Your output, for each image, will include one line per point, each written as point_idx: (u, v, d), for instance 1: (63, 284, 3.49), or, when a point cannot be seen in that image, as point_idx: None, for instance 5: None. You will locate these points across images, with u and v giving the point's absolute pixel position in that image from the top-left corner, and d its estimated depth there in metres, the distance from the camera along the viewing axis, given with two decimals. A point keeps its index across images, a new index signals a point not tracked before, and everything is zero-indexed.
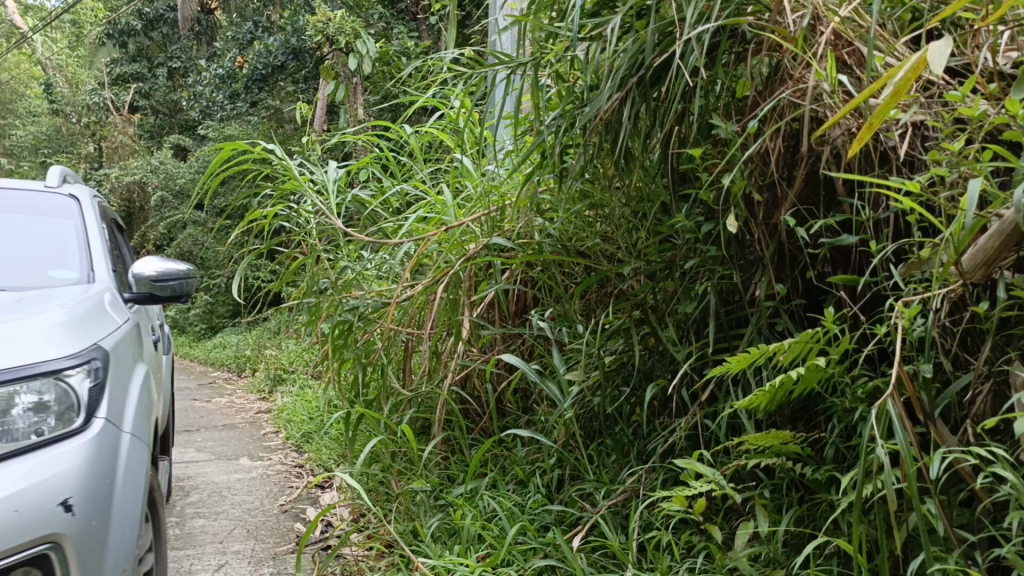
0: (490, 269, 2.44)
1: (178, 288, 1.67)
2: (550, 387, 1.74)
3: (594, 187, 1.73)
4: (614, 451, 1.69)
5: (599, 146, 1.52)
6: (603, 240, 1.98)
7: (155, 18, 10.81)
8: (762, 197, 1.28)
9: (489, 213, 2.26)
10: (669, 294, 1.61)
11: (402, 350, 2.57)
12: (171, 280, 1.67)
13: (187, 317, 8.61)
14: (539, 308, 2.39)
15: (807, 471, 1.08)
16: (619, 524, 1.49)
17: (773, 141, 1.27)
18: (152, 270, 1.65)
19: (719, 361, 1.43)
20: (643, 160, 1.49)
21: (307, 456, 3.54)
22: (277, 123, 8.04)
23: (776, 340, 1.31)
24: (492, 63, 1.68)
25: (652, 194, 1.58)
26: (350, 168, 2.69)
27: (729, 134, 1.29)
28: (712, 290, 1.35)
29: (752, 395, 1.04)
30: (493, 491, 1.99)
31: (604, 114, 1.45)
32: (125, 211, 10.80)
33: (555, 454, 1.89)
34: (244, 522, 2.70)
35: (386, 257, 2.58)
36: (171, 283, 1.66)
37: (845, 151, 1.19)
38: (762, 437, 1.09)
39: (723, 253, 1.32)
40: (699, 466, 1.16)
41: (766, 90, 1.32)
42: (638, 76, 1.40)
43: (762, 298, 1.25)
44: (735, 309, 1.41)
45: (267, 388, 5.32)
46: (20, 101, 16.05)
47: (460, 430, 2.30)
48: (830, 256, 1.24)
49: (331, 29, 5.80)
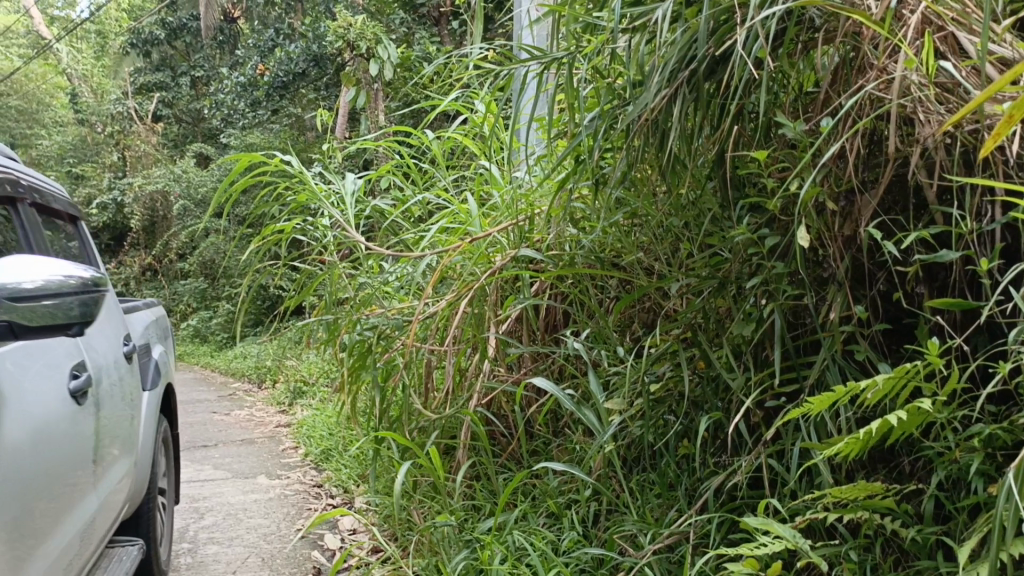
0: (518, 283, 2.28)
1: (56, 310, 1.14)
2: (587, 414, 1.58)
3: (634, 195, 1.59)
4: (659, 487, 1.53)
5: (644, 149, 1.37)
6: (644, 253, 1.82)
7: (179, 28, 10.93)
8: (838, 206, 1.14)
9: (517, 222, 2.11)
10: (722, 314, 1.45)
11: (423, 367, 2.43)
12: (49, 299, 1.12)
13: (209, 326, 8.56)
14: (571, 324, 2.23)
15: (903, 532, 0.95)
16: (667, 572, 1.34)
17: (851, 141, 1.12)
18: (30, 282, 1.08)
19: (784, 393, 1.28)
20: (694, 163, 1.35)
21: (326, 474, 3.40)
22: (299, 131, 7.97)
23: (852, 369, 1.15)
24: (523, 59, 1.52)
25: (701, 202, 1.43)
26: (369, 176, 2.56)
27: (796, 134, 1.14)
28: (778, 314, 1.20)
29: (842, 444, 0.89)
30: (523, 525, 1.83)
31: (649, 112, 1.30)
32: (148, 221, 10.81)
33: (591, 487, 1.74)
34: (259, 549, 2.56)
35: (408, 270, 2.44)
36: (48, 304, 1.11)
37: (940, 153, 1.04)
38: (850, 490, 0.95)
39: (792, 272, 1.17)
40: (773, 522, 1.01)
41: (839, 83, 1.18)
42: (691, 70, 1.25)
43: (839, 323, 1.10)
44: (803, 333, 1.26)
45: (287, 401, 5.21)
46: (46, 111, 16.18)
47: (488, 456, 2.14)
48: (920, 275, 1.09)
49: (352, 35, 5.72)
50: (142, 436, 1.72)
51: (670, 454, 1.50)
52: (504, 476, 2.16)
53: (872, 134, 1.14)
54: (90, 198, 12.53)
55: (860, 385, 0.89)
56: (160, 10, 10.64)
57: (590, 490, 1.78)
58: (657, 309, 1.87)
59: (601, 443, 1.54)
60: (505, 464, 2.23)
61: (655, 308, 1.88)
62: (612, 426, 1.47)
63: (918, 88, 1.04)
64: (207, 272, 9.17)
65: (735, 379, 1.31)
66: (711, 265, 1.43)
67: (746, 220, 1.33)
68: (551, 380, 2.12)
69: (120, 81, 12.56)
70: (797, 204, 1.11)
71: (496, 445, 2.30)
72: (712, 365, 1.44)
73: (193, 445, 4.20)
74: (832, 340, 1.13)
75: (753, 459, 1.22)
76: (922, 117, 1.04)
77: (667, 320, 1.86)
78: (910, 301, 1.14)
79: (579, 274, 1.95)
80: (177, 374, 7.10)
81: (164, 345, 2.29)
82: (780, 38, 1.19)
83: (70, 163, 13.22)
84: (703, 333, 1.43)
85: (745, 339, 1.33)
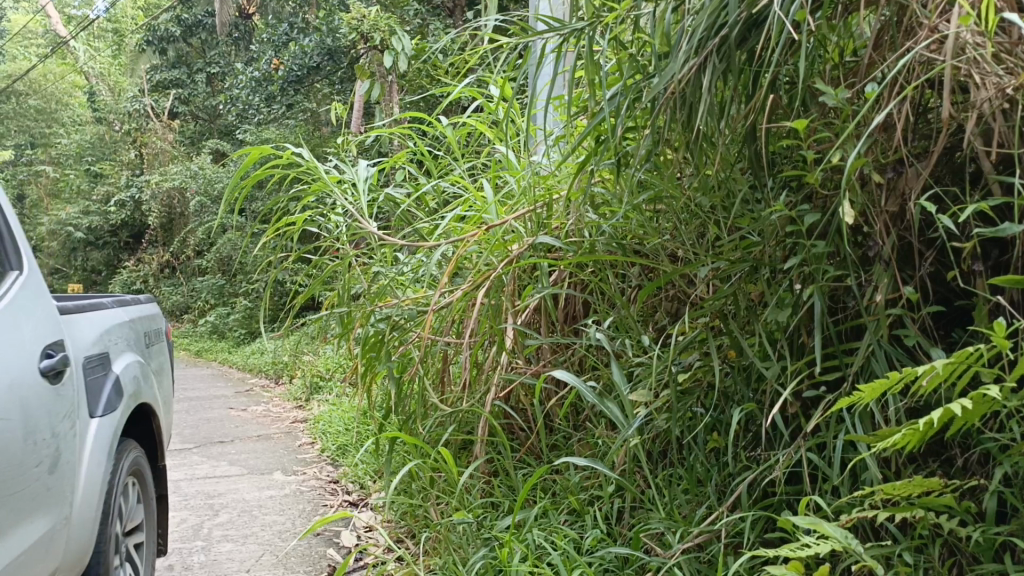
0: (536, 272, 2.21)
1: None
2: (610, 407, 1.51)
3: (657, 176, 1.51)
4: (687, 481, 1.46)
5: (671, 124, 1.29)
6: (669, 239, 1.73)
7: (194, 25, 11.04)
8: (884, 179, 1.05)
9: (534, 209, 2.03)
10: (754, 300, 1.38)
11: (439, 360, 2.38)
12: None
13: (226, 323, 8.55)
14: (591, 314, 2.15)
15: (962, 531, 0.88)
16: (697, 572, 1.27)
17: (898, 109, 1.04)
18: None
19: (824, 383, 1.20)
20: (725, 138, 1.27)
21: (343, 470, 3.36)
22: (315, 126, 7.92)
23: (900, 355, 1.07)
24: (541, 31, 1.44)
25: (730, 182, 1.36)
26: (382, 164, 2.49)
27: (837, 101, 1.07)
28: (819, 297, 1.12)
29: (897, 437, 0.81)
30: (544, 522, 1.77)
31: (674, 84, 1.24)
32: (165, 218, 10.84)
33: (615, 483, 1.67)
34: (274, 547, 2.51)
35: (423, 260, 2.38)
36: None
37: (1000, 118, 0.95)
38: (903, 486, 0.87)
39: (833, 252, 1.10)
40: (818, 520, 0.93)
41: (882, 47, 1.10)
42: (721, 37, 1.17)
43: (887, 305, 1.02)
44: (845, 317, 1.18)
45: (304, 396, 5.18)
46: (65, 112, 16.33)
47: (506, 452, 2.07)
48: (977, 252, 1.01)
49: (365, 27, 5.68)
50: (77, 483, 1.36)
51: (700, 449, 1.42)
52: (523, 471, 2.09)
53: (920, 101, 1.07)
54: (108, 196, 12.61)
55: (916, 371, 0.81)
56: (175, 6, 10.66)
57: (613, 485, 1.70)
58: (685, 298, 1.79)
59: (626, 437, 1.46)
60: (523, 459, 2.16)
61: (684, 296, 1.80)
62: (639, 418, 1.39)
63: (971, 47, 0.96)
64: (225, 269, 9.18)
65: (771, 368, 1.24)
66: (741, 248, 1.36)
67: (779, 200, 1.26)
68: (570, 373, 2.05)
69: (136, 79, 12.61)
70: (842, 177, 1.03)
71: (515, 439, 2.23)
72: (744, 353, 1.36)
73: (209, 441, 4.17)
74: (877, 322, 1.06)
75: (792, 453, 1.15)
76: (979, 80, 0.96)
77: (697, 310, 1.78)
78: (965, 282, 1.06)
79: (600, 262, 1.88)
80: (196, 369, 7.10)
81: (142, 352, 1.92)
82: (819, 1, 1.11)
83: (88, 161, 13.36)
84: (734, 319, 1.36)
85: (781, 325, 1.25)
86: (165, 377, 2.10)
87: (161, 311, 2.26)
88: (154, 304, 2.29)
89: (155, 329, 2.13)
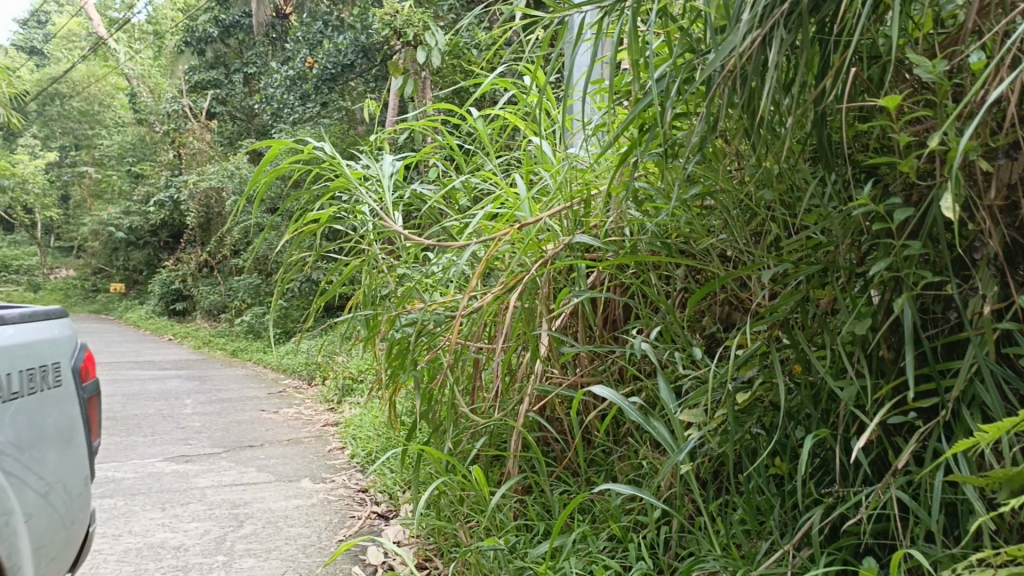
0: (573, 274, 2.05)
1: None
2: (657, 427, 1.35)
3: (710, 167, 1.34)
4: (745, 513, 1.30)
5: (729, 106, 1.13)
6: (722, 235, 1.57)
7: (232, 25, 11.04)
8: (994, 169, 0.88)
9: (571, 205, 1.87)
10: (824, 308, 1.21)
11: (470, 367, 2.24)
12: None
13: (262, 322, 8.54)
14: (633, 320, 1.98)
15: None
16: None
17: (1011, 82, 0.86)
18: None
19: (913, 406, 1.03)
20: (794, 122, 1.10)
21: (372, 479, 3.24)
22: (349, 126, 7.85)
23: (1012, 376, 0.90)
24: (579, 4, 1.28)
25: (796, 174, 1.20)
26: (409, 159, 2.36)
27: (934, 75, 0.89)
28: (912, 308, 0.96)
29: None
30: (582, 550, 1.61)
31: (733, 62, 1.08)
32: (204, 217, 10.89)
33: (661, 510, 1.51)
34: (297, 563, 2.39)
35: (453, 261, 2.23)
36: None
37: None
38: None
39: (928, 255, 0.93)
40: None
41: (989, 10, 0.92)
42: (790, 4, 1.01)
43: (999, 319, 0.86)
44: (941, 332, 1.01)
45: (337, 398, 5.09)
46: (110, 114, 16.71)
47: (541, 469, 1.91)
48: None
49: (398, 22, 5.57)
50: None
51: (761, 475, 1.25)
52: (559, 490, 1.93)
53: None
54: (149, 196, 12.74)
55: None
56: (212, 6, 10.68)
57: (658, 510, 1.53)
58: (744, 301, 1.62)
59: (677, 462, 1.30)
60: (558, 475, 2.00)
61: (741, 300, 1.63)
62: (693, 440, 1.22)
63: None
64: (262, 268, 9.18)
65: (849, 388, 1.07)
66: (809, 248, 1.19)
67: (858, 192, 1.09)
68: (609, 383, 1.88)
69: (175, 80, 12.71)
70: (943, 166, 0.86)
71: (550, 452, 2.07)
72: (814, 369, 1.19)
73: (239, 445, 4.08)
74: (985, 339, 0.88)
75: (879, 494, 0.98)
76: None
77: (757, 317, 1.61)
78: None
79: (643, 264, 1.72)
80: (231, 369, 7.06)
81: None
82: None
83: (129, 162, 13.59)
84: (803, 329, 1.19)
85: (859, 337, 1.09)
86: (41, 451, 1.36)
87: (50, 343, 1.49)
88: (45, 329, 1.51)
89: (30, 374, 1.36)
